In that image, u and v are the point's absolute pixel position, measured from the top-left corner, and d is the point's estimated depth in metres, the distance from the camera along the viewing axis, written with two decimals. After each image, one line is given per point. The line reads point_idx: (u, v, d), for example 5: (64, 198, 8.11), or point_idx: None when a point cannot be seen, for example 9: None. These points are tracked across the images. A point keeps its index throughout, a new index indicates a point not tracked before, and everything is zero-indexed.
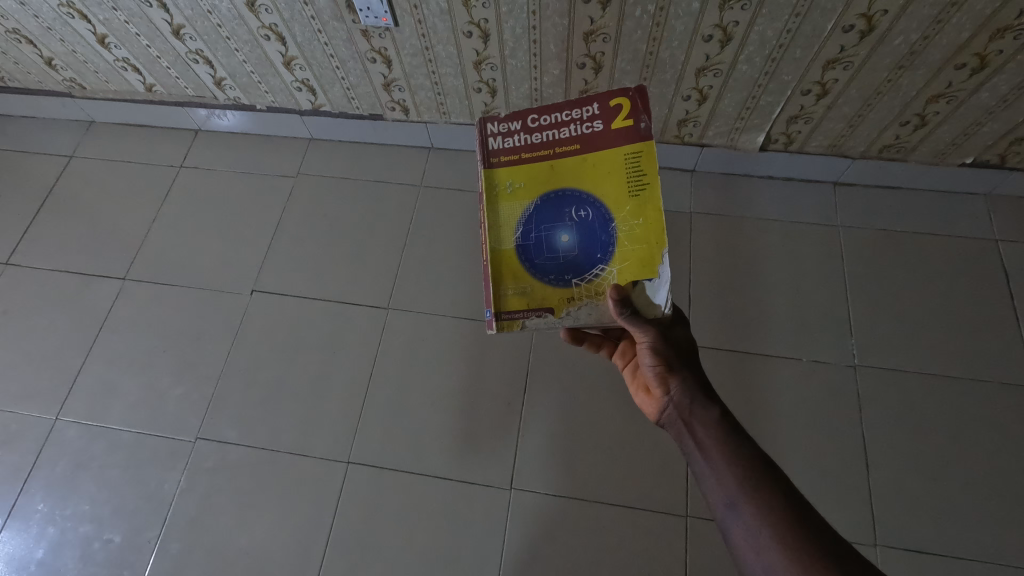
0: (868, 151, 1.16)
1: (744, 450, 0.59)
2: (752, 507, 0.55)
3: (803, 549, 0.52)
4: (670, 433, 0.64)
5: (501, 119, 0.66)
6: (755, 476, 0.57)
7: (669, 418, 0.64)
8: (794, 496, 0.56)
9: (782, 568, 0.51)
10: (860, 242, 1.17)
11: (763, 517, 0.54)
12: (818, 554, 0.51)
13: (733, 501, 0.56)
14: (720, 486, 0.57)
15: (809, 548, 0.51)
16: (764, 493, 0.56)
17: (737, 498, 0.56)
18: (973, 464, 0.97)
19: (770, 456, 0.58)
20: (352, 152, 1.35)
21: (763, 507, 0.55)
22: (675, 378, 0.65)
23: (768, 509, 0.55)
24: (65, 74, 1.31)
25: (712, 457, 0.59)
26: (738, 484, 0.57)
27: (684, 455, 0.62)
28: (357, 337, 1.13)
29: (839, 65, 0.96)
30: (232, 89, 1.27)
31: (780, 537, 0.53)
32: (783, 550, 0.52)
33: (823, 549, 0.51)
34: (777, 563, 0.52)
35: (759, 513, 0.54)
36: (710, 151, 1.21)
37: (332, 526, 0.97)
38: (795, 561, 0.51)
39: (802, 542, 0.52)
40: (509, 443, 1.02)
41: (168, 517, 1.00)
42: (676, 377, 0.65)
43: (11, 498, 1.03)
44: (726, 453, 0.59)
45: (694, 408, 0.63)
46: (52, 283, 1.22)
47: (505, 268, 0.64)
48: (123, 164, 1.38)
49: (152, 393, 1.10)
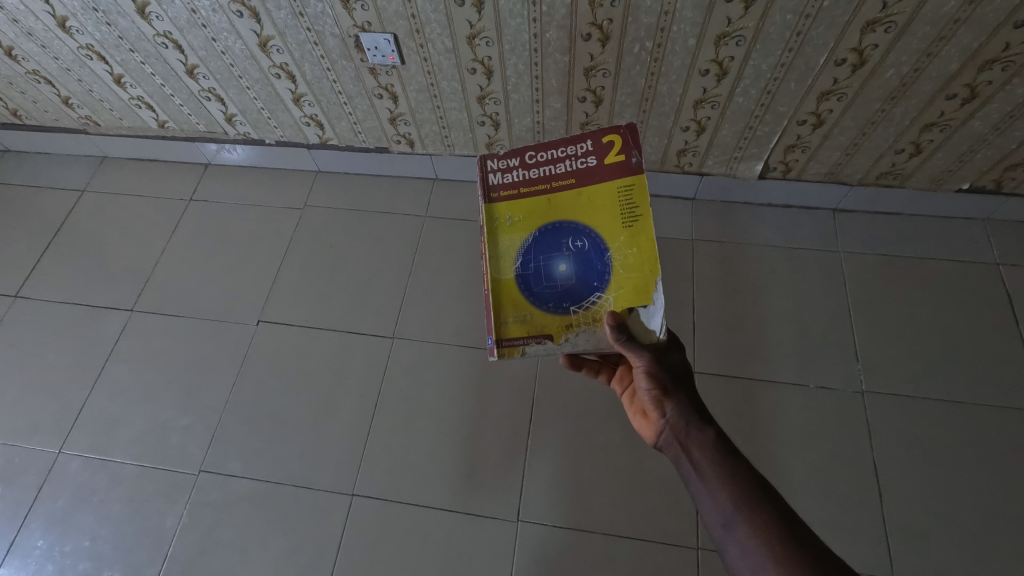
0: (866, 178, 1.18)
1: (740, 471, 0.58)
2: (748, 526, 0.54)
3: (800, 567, 0.50)
4: (668, 456, 0.64)
5: (500, 156, 0.68)
6: (751, 496, 0.56)
7: (665, 441, 0.64)
8: (791, 516, 0.55)
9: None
10: (860, 267, 1.18)
11: (760, 536, 0.53)
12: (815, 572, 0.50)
13: (729, 521, 0.55)
14: (716, 507, 0.57)
15: (807, 567, 0.50)
16: (759, 512, 0.55)
17: (733, 518, 0.55)
18: (990, 492, 0.95)
19: (766, 477, 0.58)
20: (358, 184, 1.38)
21: (759, 526, 0.54)
22: (670, 401, 0.65)
23: (765, 529, 0.53)
24: (80, 112, 1.35)
25: (707, 477, 0.58)
26: (733, 505, 0.56)
27: (681, 477, 0.61)
28: (362, 367, 1.13)
29: (833, 96, 0.98)
30: (242, 125, 1.30)
31: (776, 556, 0.52)
32: (779, 570, 0.51)
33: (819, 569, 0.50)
34: None
35: (754, 533, 0.53)
36: (709, 180, 1.23)
37: (336, 562, 0.95)
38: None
39: (798, 561, 0.51)
40: (515, 473, 1.01)
41: (169, 553, 0.98)
42: (672, 400, 0.65)
43: (10, 534, 1.01)
44: (721, 473, 0.58)
45: (690, 430, 0.63)
46: (60, 315, 1.24)
47: (505, 297, 0.65)
48: (134, 197, 1.40)
49: (155, 426, 1.09)
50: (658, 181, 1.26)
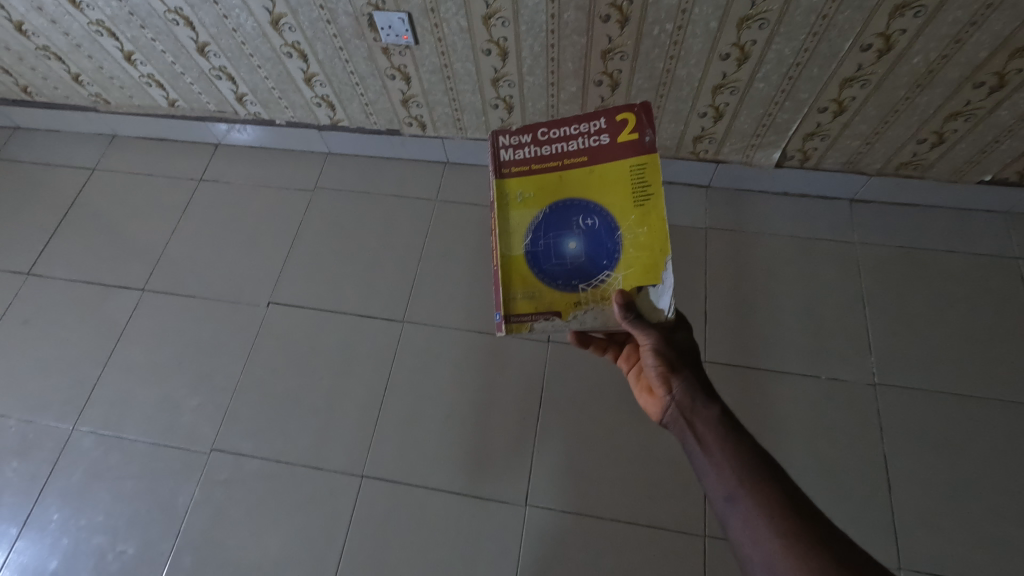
0: (885, 169, 1.15)
1: (744, 446, 0.58)
2: (750, 499, 0.54)
3: (801, 538, 0.50)
4: (673, 432, 0.64)
5: (511, 132, 0.67)
6: (755, 469, 0.56)
7: (671, 417, 0.64)
8: (794, 490, 0.55)
9: (780, 557, 0.50)
10: (876, 258, 1.17)
11: (762, 508, 0.53)
12: (816, 543, 0.50)
13: (732, 494, 0.55)
14: (720, 480, 0.57)
15: (808, 537, 0.50)
16: (762, 485, 0.55)
17: (737, 491, 0.55)
18: (999, 487, 0.95)
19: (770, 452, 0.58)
20: (369, 166, 1.37)
21: (762, 499, 0.54)
22: (677, 378, 0.65)
23: (767, 501, 0.54)
24: (90, 89, 1.34)
25: (712, 452, 0.58)
26: (737, 477, 0.56)
27: (686, 452, 0.61)
28: (372, 350, 1.13)
29: (857, 83, 0.96)
30: (252, 104, 1.29)
31: (778, 527, 0.52)
32: (781, 541, 0.51)
33: (821, 541, 0.50)
34: (776, 555, 0.50)
35: (758, 506, 0.53)
36: (725, 168, 1.21)
37: (345, 542, 0.97)
38: (792, 549, 0.50)
39: (800, 532, 0.51)
40: (524, 458, 1.01)
41: (182, 529, 0.99)
42: (678, 377, 0.65)
43: (26, 508, 1.03)
44: (726, 448, 0.58)
45: (696, 406, 0.63)
46: (73, 293, 1.24)
47: (514, 273, 0.64)
48: (144, 176, 1.40)
49: (168, 404, 1.10)
50: (672, 168, 1.24)
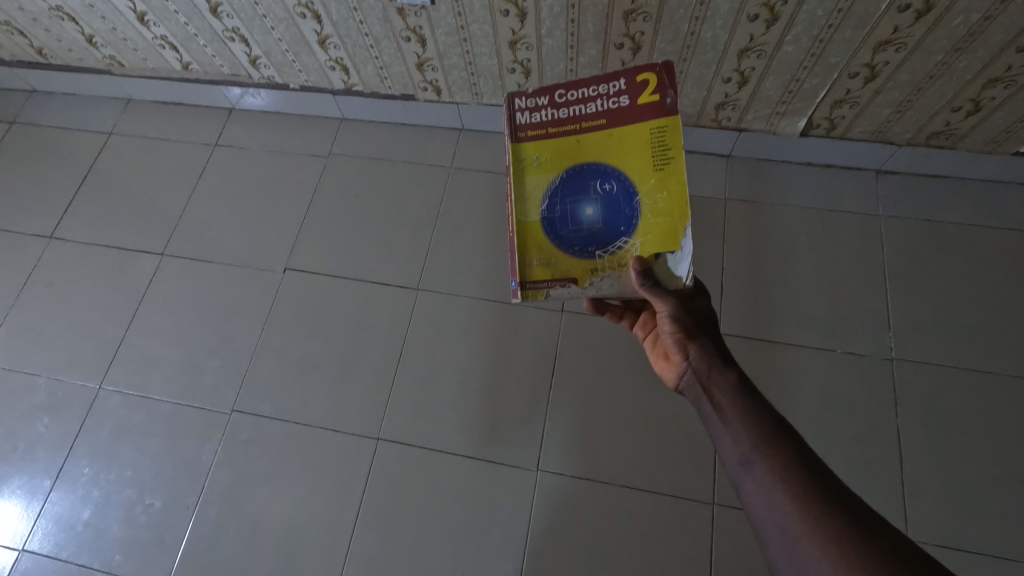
0: (916, 138, 1.11)
1: (760, 412, 0.58)
2: (765, 463, 0.55)
3: (816, 502, 0.51)
4: (688, 398, 0.64)
5: (528, 94, 0.65)
6: (771, 435, 0.56)
7: (687, 383, 0.64)
8: (810, 456, 0.55)
9: (794, 520, 0.50)
10: (900, 232, 1.14)
11: (777, 473, 0.53)
12: (830, 507, 0.50)
13: (747, 459, 0.56)
14: (735, 445, 0.57)
15: (823, 501, 0.51)
16: (778, 451, 0.55)
17: (751, 456, 0.56)
18: (1014, 463, 0.94)
19: (786, 419, 0.58)
20: (383, 132, 1.35)
21: (777, 463, 0.54)
22: (694, 345, 0.65)
23: (782, 466, 0.54)
24: (104, 52, 1.33)
25: (728, 417, 0.59)
26: (752, 442, 0.56)
27: (701, 417, 0.61)
28: (387, 317, 1.14)
29: (891, 46, 0.92)
30: (266, 68, 1.27)
31: (793, 491, 0.52)
32: (795, 504, 0.51)
33: (835, 505, 0.50)
34: (788, 517, 0.51)
35: (772, 470, 0.54)
36: (748, 136, 1.18)
37: (362, 501, 1.00)
38: (807, 512, 0.50)
39: (815, 496, 0.51)
40: (536, 425, 1.03)
41: (206, 485, 1.03)
42: (696, 343, 0.64)
43: (59, 461, 1.07)
44: (742, 413, 0.58)
45: (713, 372, 0.63)
46: (94, 257, 1.26)
47: (530, 239, 0.63)
48: (160, 141, 1.40)
49: (189, 366, 1.13)
50: (693, 136, 1.21)
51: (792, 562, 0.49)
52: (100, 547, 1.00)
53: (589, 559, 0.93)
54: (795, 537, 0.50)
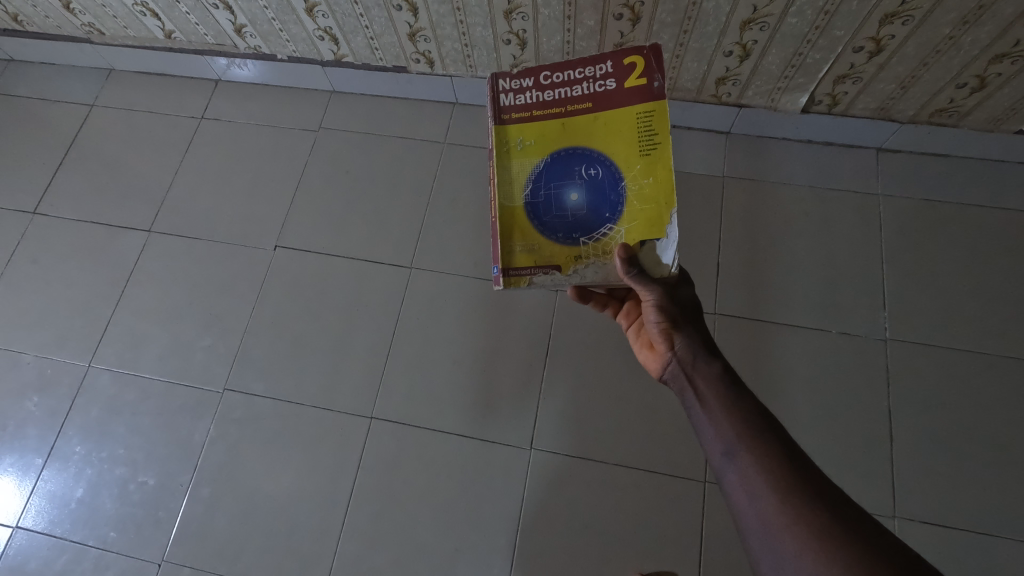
0: (918, 116, 1.09)
1: (743, 403, 0.58)
2: (749, 455, 0.54)
3: (798, 494, 0.51)
4: (673, 388, 0.64)
5: (512, 75, 0.63)
6: (754, 426, 0.56)
7: (672, 372, 0.64)
8: (793, 447, 0.55)
9: (775, 512, 0.50)
10: (899, 212, 1.13)
11: (760, 465, 0.53)
12: (813, 500, 0.50)
13: (730, 450, 0.55)
14: (717, 436, 0.57)
15: (806, 493, 0.51)
16: (761, 442, 0.55)
17: (735, 447, 0.55)
18: (999, 440, 0.96)
19: (769, 410, 0.58)
20: (374, 105, 1.32)
21: (761, 455, 0.54)
22: (680, 335, 0.64)
23: (765, 458, 0.54)
24: (83, 19, 1.28)
25: (712, 408, 0.59)
26: (736, 433, 0.56)
27: (685, 408, 0.61)
28: (379, 296, 1.13)
29: (898, 19, 0.89)
30: (252, 37, 1.22)
31: (776, 482, 0.52)
32: (778, 496, 0.51)
33: (818, 497, 0.51)
34: (770, 509, 0.51)
35: (756, 462, 0.54)
36: (748, 113, 1.15)
37: (355, 480, 1.00)
38: (788, 504, 0.50)
39: (798, 487, 0.51)
40: (530, 405, 1.02)
41: (199, 464, 1.03)
42: (681, 333, 0.64)
43: (50, 439, 1.07)
44: (726, 405, 0.58)
45: (698, 362, 0.62)
46: (80, 233, 1.23)
47: (513, 225, 0.61)
48: (144, 114, 1.36)
49: (180, 344, 1.12)
50: (691, 113, 1.18)
51: (772, 554, 0.49)
52: (95, 524, 1.01)
53: (581, 536, 0.94)
54: (775, 529, 0.50)
